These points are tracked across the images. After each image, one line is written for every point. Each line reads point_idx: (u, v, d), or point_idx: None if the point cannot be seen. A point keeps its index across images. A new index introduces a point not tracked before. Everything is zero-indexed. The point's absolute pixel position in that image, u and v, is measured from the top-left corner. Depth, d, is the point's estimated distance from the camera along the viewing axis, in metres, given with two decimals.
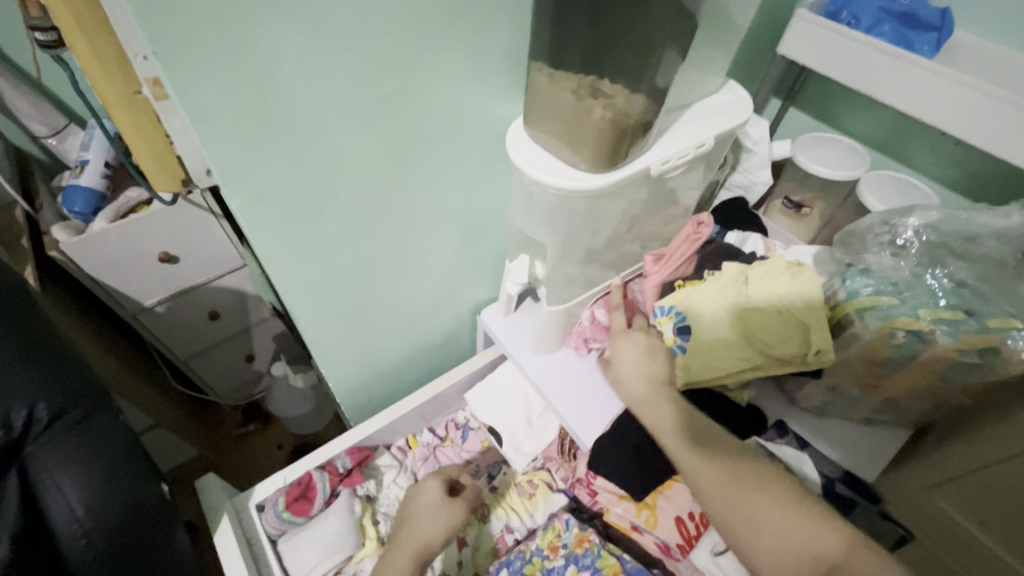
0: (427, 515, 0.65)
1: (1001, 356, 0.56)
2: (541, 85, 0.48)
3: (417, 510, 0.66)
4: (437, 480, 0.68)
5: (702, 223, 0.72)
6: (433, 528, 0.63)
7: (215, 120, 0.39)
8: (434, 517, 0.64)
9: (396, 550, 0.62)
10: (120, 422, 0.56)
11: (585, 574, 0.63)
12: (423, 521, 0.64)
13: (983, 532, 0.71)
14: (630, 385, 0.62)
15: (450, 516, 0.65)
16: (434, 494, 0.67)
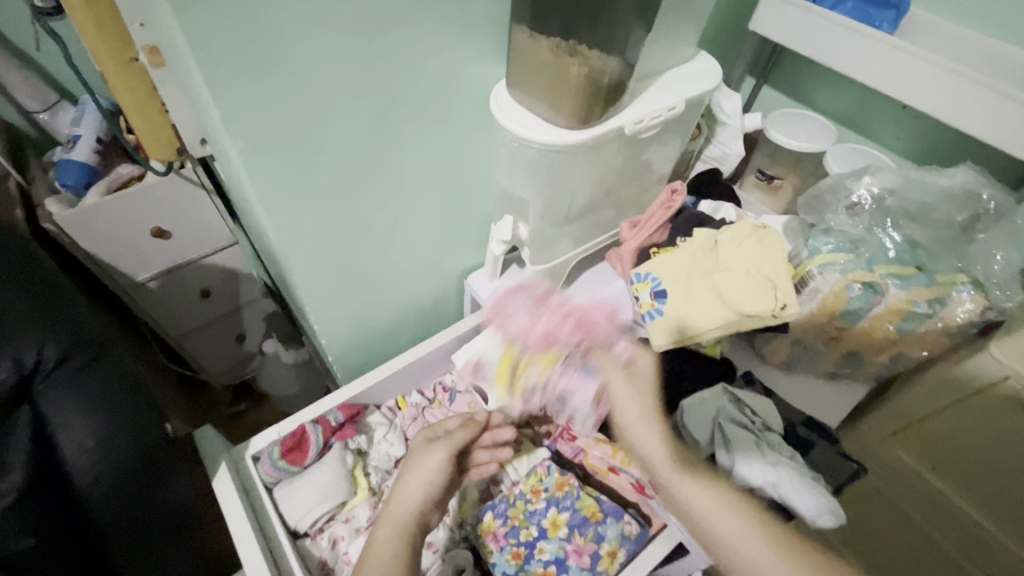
0: (417, 480, 0.60)
1: (948, 305, 0.62)
2: (523, 47, 0.51)
3: (410, 473, 0.61)
4: (438, 450, 0.62)
5: (676, 191, 0.76)
6: (422, 494, 0.59)
7: (219, 67, 0.41)
8: (426, 484, 0.60)
9: (390, 517, 0.57)
10: (123, 367, 0.58)
11: (565, 514, 0.70)
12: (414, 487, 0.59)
13: (937, 477, 0.77)
14: (628, 410, 0.61)
15: (433, 468, 0.60)
16: (429, 458, 0.61)
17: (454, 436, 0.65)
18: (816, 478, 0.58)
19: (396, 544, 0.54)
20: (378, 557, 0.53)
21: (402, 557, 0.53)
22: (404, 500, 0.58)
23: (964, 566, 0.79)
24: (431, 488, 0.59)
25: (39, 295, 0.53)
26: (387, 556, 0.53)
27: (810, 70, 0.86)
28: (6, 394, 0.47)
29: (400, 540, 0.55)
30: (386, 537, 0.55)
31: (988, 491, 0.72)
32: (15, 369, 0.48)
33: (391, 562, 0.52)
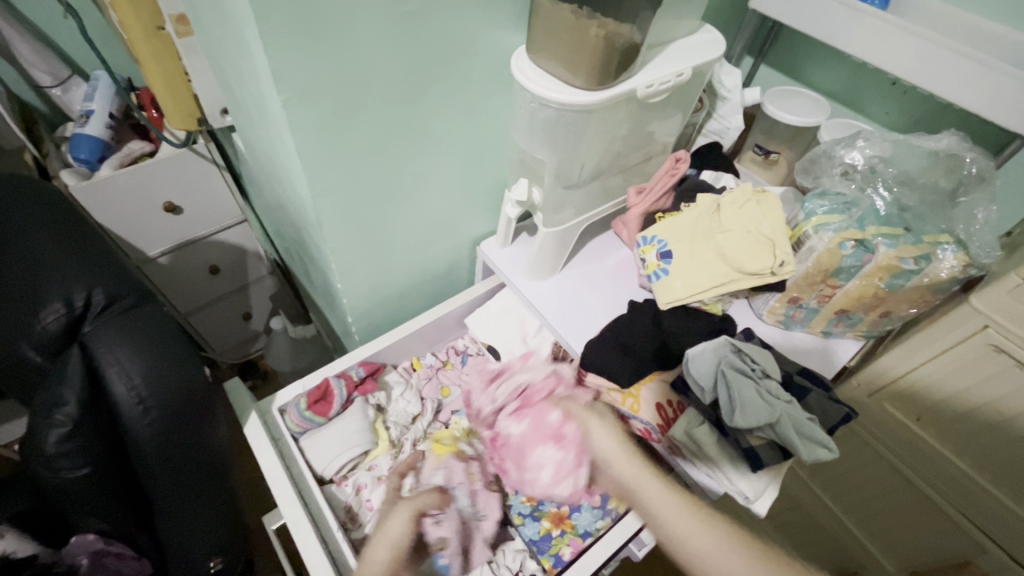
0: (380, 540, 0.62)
1: (932, 262, 0.66)
2: (545, 10, 0.55)
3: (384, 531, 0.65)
4: (404, 512, 0.66)
5: (680, 159, 0.80)
6: (393, 547, 0.62)
7: (273, 16, 0.44)
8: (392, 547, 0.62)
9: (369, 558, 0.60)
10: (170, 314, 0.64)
11: None
12: (381, 548, 0.61)
13: (921, 428, 0.83)
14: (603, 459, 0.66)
15: (396, 530, 0.64)
16: (398, 518, 0.66)
17: (424, 500, 0.69)
18: (811, 417, 0.61)
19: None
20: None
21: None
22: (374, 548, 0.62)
23: (947, 511, 0.84)
24: (400, 546, 0.62)
25: (90, 251, 0.62)
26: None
27: (804, 48, 0.91)
28: (57, 331, 0.57)
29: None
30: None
31: (967, 435, 0.78)
32: (67, 311, 0.57)
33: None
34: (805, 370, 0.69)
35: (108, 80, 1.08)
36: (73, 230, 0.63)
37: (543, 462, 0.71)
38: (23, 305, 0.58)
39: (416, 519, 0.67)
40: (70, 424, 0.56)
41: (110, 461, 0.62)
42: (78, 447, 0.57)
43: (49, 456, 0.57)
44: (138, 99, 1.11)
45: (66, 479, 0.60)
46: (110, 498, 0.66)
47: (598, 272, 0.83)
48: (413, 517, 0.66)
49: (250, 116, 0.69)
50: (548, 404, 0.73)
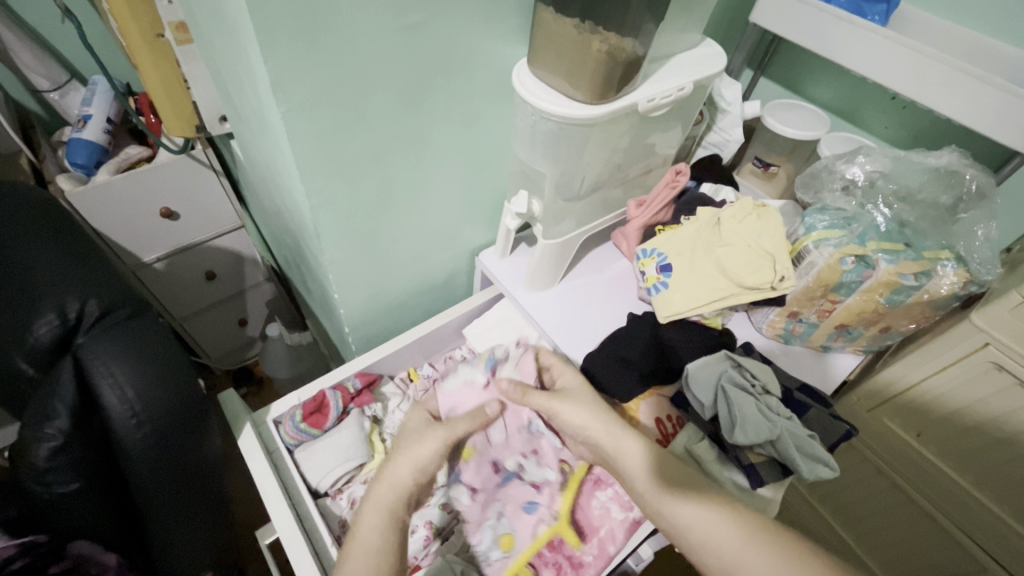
0: (409, 456, 0.58)
1: (932, 279, 0.65)
2: (548, 24, 0.55)
3: (391, 460, 0.58)
4: (435, 438, 0.60)
5: (680, 172, 0.80)
6: (416, 468, 0.57)
7: (273, 29, 0.44)
8: (416, 458, 0.58)
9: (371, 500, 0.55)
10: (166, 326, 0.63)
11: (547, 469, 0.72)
12: (400, 466, 0.57)
13: (921, 444, 0.83)
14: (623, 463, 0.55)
15: (424, 454, 0.58)
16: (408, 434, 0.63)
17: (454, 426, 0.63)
18: (812, 435, 0.60)
19: (383, 530, 0.52)
20: (365, 545, 0.51)
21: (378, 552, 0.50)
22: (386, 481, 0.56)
23: (946, 527, 0.84)
24: (421, 472, 0.58)
25: (84, 261, 0.61)
26: (369, 555, 0.50)
27: (804, 62, 0.91)
28: (50, 343, 0.56)
29: (383, 531, 0.52)
30: (370, 514, 0.54)
31: (966, 451, 0.78)
32: (61, 321, 0.56)
33: (370, 562, 0.50)
34: (805, 387, 0.68)
35: (107, 85, 1.07)
36: (70, 239, 0.63)
37: (607, 511, 0.68)
38: (14, 317, 0.57)
39: (448, 451, 0.61)
40: (62, 438, 0.55)
41: (101, 476, 0.61)
42: (68, 462, 0.56)
43: (40, 471, 0.56)
44: (137, 105, 1.11)
45: (56, 493, 0.59)
46: (100, 508, 0.64)
47: (597, 284, 0.83)
48: (448, 447, 0.60)
49: (249, 125, 0.69)
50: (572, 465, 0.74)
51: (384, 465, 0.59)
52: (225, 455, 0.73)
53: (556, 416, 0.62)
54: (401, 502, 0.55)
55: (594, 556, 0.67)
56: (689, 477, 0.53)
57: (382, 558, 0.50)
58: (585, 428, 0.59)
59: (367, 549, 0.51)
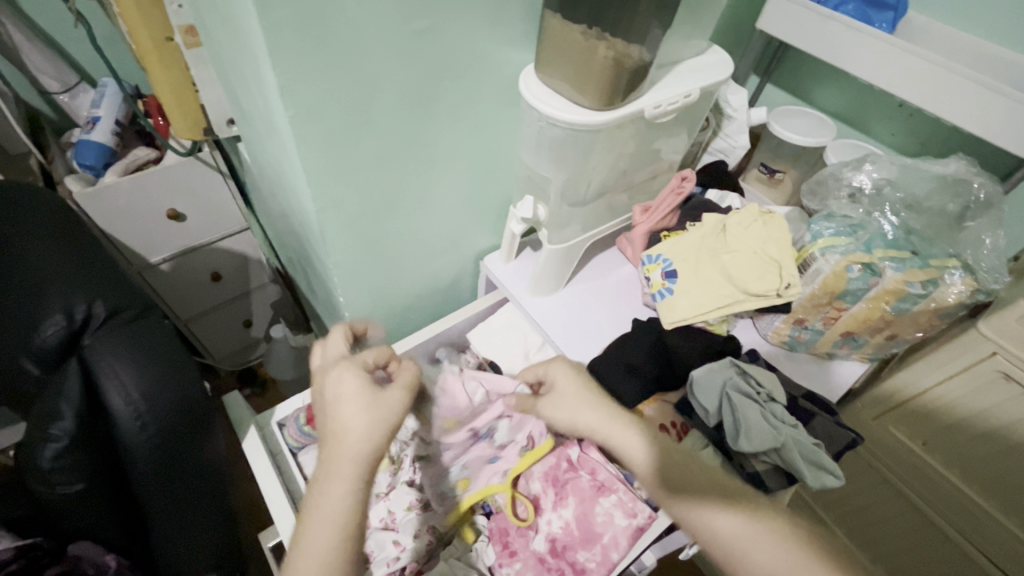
0: (373, 412, 0.48)
1: (939, 287, 0.65)
2: (554, 29, 0.55)
3: (346, 418, 0.47)
4: (400, 391, 0.51)
5: (685, 178, 0.80)
6: (380, 427, 0.47)
7: (282, 36, 0.44)
8: (380, 412, 0.48)
9: (328, 465, 0.45)
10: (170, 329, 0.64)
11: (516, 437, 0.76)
12: (363, 421, 0.47)
13: (926, 452, 0.83)
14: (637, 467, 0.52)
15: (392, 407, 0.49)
16: (354, 379, 0.50)
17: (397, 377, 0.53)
18: (817, 443, 0.60)
19: (351, 498, 0.44)
20: (326, 517, 0.43)
21: (343, 525, 0.43)
22: (346, 446, 0.46)
23: (953, 538, 0.83)
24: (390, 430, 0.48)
25: (89, 263, 0.62)
26: (337, 527, 0.43)
27: (811, 69, 0.91)
28: (56, 344, 0.56)
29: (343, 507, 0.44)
30: (331, 483, 0.44)
31: (973, 459, 0.78)
32: (68, 323, 0.56)
33: (341, 534, 0.43)
34: (811, 395, 0.68)
35: (115, 87, 1.08)
36: (76, 240, 0.64)
37: (611, 517, 0.67)
38: (20, 318, 0.58)
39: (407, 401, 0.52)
40: (67, 438, 0.55)
41: (105, 477, 0.61)
42: (73, 463, 0.57)
43: (46, 471, 0.56)
44: (145, 107, 1.12)
45: (60, 494, 0.59)
46: (103, 509, 0.64)
47: (602, 289, 0.83)
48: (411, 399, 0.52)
49: (256, 129, 0.69)
50: (576, 473, 0.72)
51: (336, 424, 0.47)
52: (228, 457, 0.73)
53: (547, 419, 0.61)
54: (369, 464, 0.46)
55: (597, 562, 0.67)
56: (702, 477, 0.49)
57: (351, 530, 0.43)
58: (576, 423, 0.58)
59: (326, 521, 0.43)
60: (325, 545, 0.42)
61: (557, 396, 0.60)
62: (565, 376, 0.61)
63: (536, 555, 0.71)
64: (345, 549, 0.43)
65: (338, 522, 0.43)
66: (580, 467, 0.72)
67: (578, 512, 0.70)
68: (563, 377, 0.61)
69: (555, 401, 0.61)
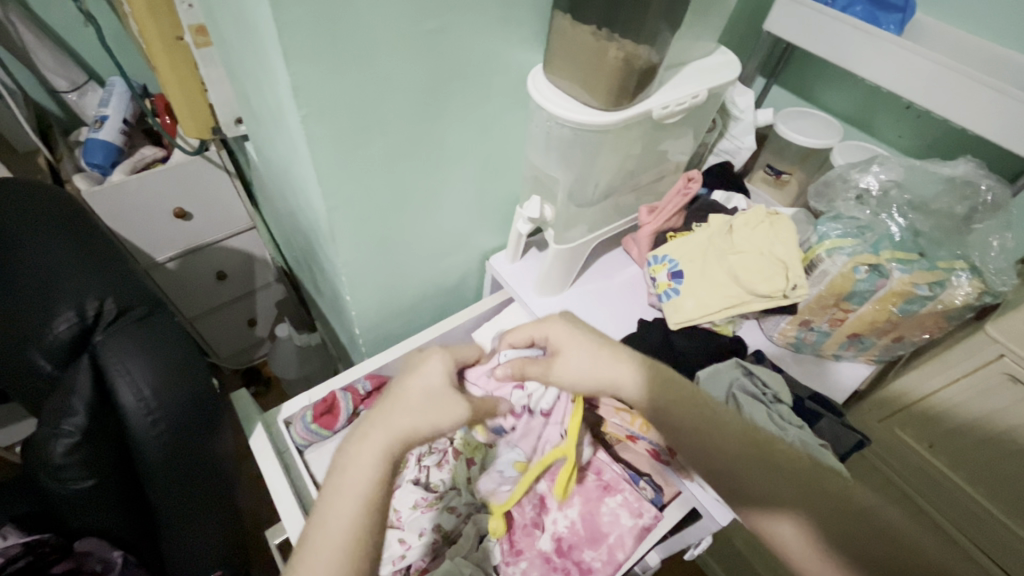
0: (433, 402, 0.48)
1: (946, 289, 0.65)
2: (564, 30, 0.55)
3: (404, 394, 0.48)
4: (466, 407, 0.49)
5: (692, 179, 0.80)
6: (433, 414, 0.47)
7: (295, 34, 0.45)
8: (436, 403, 0.48)
9: (367, 430, 0.45)
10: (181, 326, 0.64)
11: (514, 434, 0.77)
12: (419, 407, 0.47)
13: (933, 455, 0.82)
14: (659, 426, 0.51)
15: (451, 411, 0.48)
16: (435, 369, 0.51)
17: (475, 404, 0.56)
18: (823, 444, 0.60)
19: (379, 470, 0.43)
20: (353, 481, 0.42)
21: (365, 498, 0.41)
22: (393, 419, 0.45)
23: (958, 541, 0.83)
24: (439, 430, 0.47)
25: (101, 261, 0.62)
26: (357, 491, 0.42)
27: (818, 70, 0.91)
28: (68, 340, 0.57)
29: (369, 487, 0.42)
30: (364, 442, 0.44)
31: (980, 462, 0.77)
32: (80, 319, 0.57)
33: (359, 503, 0.41)
34: (817, 397, 0.68)
35: (124, 86, 1.08)
36: (89, 239, 0.64)
37: (616, 518, 0.68)
38: (31, 315, 0.58)
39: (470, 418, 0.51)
40: (78, 434, 0.55)
41: (114, 473, 0.62)
42: (84, 459, 0.57)
43: (57, 467, 0.56)
44: (153, 106, 1.12)
45: (71, 490, 0.59)
46: (111, 505, 0.65)
47: (608, 290, 0.83)
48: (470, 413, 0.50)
49: (265, 128, 0.69)
50: (581, 473, 0.72)
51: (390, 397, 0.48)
52: (238, 452, 0.74)
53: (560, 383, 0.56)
54: (405, 445, 0.45)
55: (603, 561, 0.67)
56: (709, 416, 0.50)
57: (371, 504, 0.41)
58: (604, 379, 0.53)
59: (351, 487, 0.42)
60: (345, 515, 0.41)
61: (566, 358, 0.56)
62: (564, 335, 0.58)
63: (542, 554, 0.71)
64: (362, 526, 0.40)
65: (361, 489, 0.42)
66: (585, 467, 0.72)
67: (584, 510, 0.70)
68: (567, 336, 0.58)
69: (564, 363, 0.56)
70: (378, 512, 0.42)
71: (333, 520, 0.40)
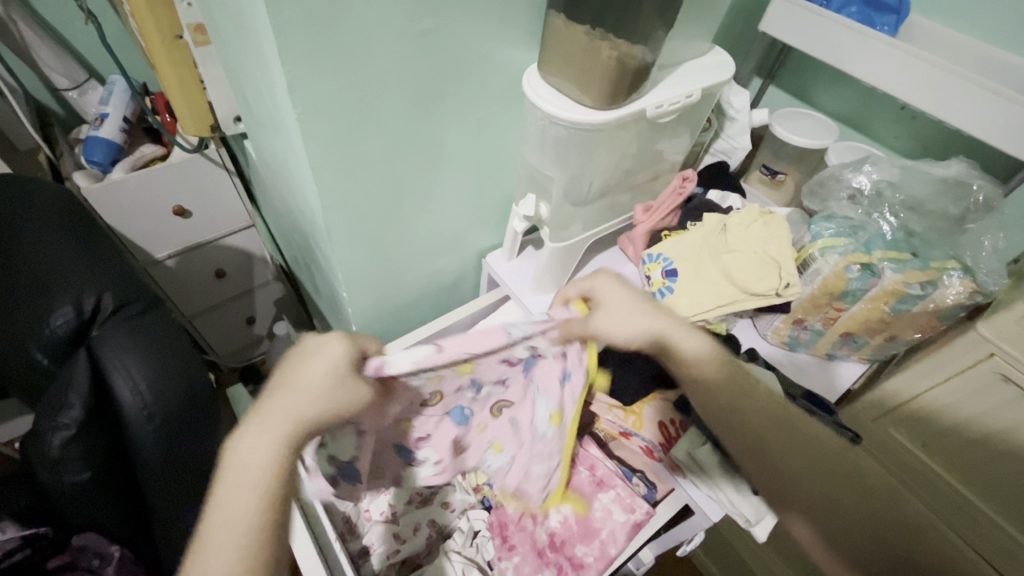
0: (333, 391, 0.43)
1: (938, 288, 0.66)
2: (558, 30, 0.56)
3: (301, 375, 0.43)
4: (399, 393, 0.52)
5: (687, 178, 0.82)
6: (330, 400, 0.43)
7: (291, 33, 0.45)
8: (337, 387, 0.43)
9: (263, 415, 0.42)
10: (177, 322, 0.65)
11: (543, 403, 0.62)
12: (324, 393, 0.43)
13: (926, 454, 0.83)
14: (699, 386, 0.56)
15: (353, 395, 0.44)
16: (334, 349, 0.44)
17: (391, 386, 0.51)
18: None
19: (278, 458, 0.41)
20: (249, 471, 0.41)
21: (261, 494, 0.40)
22: (286, 408, 0.42)
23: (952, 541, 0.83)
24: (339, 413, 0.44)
25: (98, 256, 0.63)
26: (253, 482, 0.40)
27: (813, 71, 0.91)
28: (65, 335, 0.57)
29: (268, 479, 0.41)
30: (261, 425, 0.41)
31: (973, 461, 0.78)
32: (77, 314, 0.58)
33: (258, 493, 0.41)
34: (809, 396, 0.68)
35: (124, 84, 1.09)
36: (87, 234, 0.65)
37: (608, 513, 0.69)
38: (29, 310, 0.59)
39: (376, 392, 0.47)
40: (75, 428, 0.56)
41: (111, 467, 0.62)
42: (81, 452, 0.58)
43: (54, 460, 0.57)
44: (153, 104, 1.13)
45: (68, 483, 0.60)
46: (110, 498, 0.65)
47: None
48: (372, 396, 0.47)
49: (263, 126, 0.70)
50: (575, 468, 0.73)
51: (285, 374, 0.43)
52: None
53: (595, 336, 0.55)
54: (307, 432, 0.43)
55: (595, 557, 0.68)
56: (766, 406, 0.56)
57: (267, 496, 0.41)
58: (631, 338, 0.55)
59: (246, 474, 0.41)
60: (244, 507, 0.40)
61: (606, 313, 0.54)
62: (609, 289, 0.55)
63: (535, 548, 0.72)
64: (262, 520, 0.40)
65: (259, 478, 0.41)
66: (580, 463, 0.73)
67: (579, 505, 0.71)
68: (608, 290, 0.55)
69: (603, 317, 0.54)
70: (277, 505, 0.42)
71: (229, 517, 0.40)
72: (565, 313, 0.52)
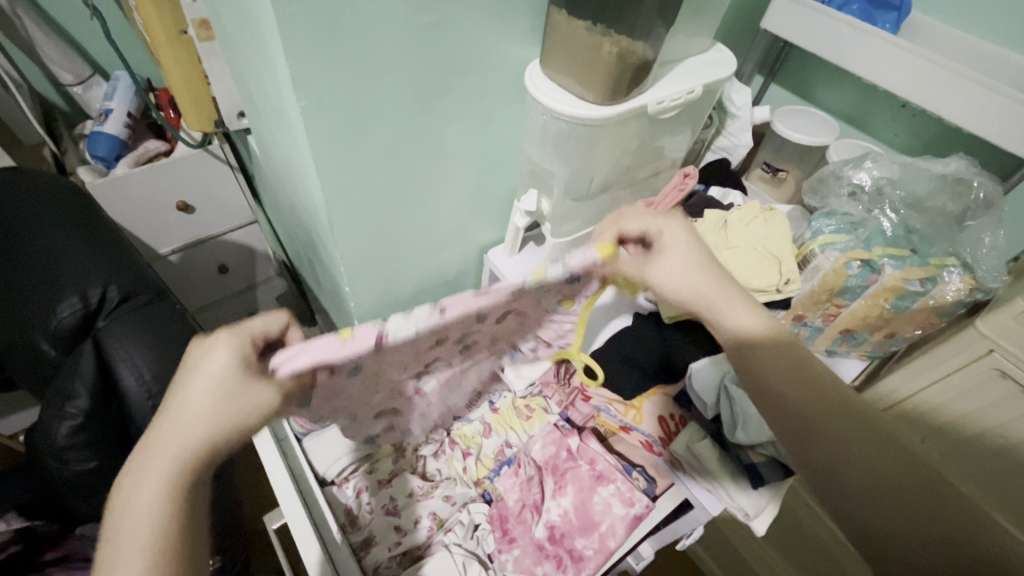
0: (221, 396, 0.40)
1: (938, 284, 0.66)
2: (560, 26, 0.56)
3: (187, 395, 0.39)
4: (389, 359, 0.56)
5: (689, 175, 0.76)
6: (227, 415, 0.40)
7: (294, 27, 0.45)
8: (229, 398, 0.40)
9: (149, 451, 0.38)
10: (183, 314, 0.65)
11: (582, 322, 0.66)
12: (209, 400, 0.40)
13: (925, 450, 0.83)
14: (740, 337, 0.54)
15: (256, 400, 0.42)
16: (219, 356, 0.42)
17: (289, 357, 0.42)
18: None
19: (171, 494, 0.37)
20: (138, 517, 0.35)
21: (152, 548, 0.34)
22: (177, 435, 0.38)
23: None
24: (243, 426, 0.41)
25: (104, 249, 0.64)
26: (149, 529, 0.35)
27: (814, 69, 0.92)
28: (72, 325, 0.58)
29: (159, 502, 0.36)
30: (144, 460, 0.38)
31: (971, 456, 0.78)
32: (83, 305, 0.58)
33: (149, 550, 0.34)
34: None
35: (128, 79, 1.10)
36: (93, 227, 0.66)
37: (608, 507, 0.68)
38: (36, 301, 0.59)
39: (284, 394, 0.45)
40: (81, 417, 0.57)
41: (118, 457, 0.63)
42: (87, 441, 0.58)
43: (61, 449, 0.58)
44: (156, 100, 1.13)
45: (75, 472, 0.61)
46: (116, 490, 0.66)
47: None
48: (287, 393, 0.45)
49: (266, 121, 0.70)
50: (574, 461, 0.74)
51: (181, 382, 0.41)
52: None
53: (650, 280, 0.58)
54: (202, 454, 0.39)
55: (595, 549, 0.68)
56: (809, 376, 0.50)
57: (162, 551, 0.35)
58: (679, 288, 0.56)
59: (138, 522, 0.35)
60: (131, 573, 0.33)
61: (666, 264, 0.57)
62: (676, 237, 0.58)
63: (534, 542, 0.73)
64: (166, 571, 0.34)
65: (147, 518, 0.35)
66: (580, 457, 0.73)
67: (578, 499, 0.71)
68: (677, 237, 0.58)
69: (661, 264, 0.57)
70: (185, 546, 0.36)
71: None
72: (583, 257, 0.49)
